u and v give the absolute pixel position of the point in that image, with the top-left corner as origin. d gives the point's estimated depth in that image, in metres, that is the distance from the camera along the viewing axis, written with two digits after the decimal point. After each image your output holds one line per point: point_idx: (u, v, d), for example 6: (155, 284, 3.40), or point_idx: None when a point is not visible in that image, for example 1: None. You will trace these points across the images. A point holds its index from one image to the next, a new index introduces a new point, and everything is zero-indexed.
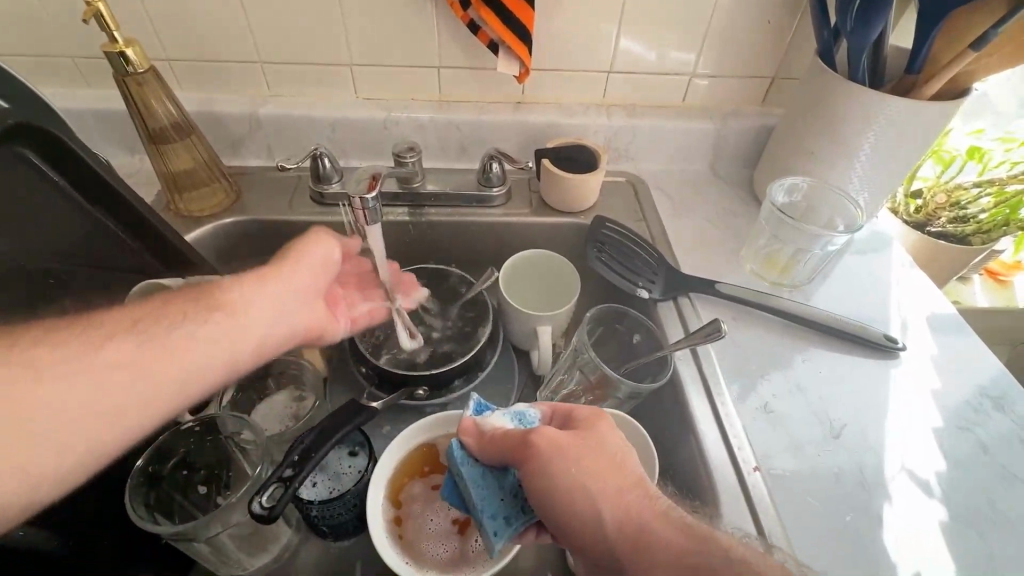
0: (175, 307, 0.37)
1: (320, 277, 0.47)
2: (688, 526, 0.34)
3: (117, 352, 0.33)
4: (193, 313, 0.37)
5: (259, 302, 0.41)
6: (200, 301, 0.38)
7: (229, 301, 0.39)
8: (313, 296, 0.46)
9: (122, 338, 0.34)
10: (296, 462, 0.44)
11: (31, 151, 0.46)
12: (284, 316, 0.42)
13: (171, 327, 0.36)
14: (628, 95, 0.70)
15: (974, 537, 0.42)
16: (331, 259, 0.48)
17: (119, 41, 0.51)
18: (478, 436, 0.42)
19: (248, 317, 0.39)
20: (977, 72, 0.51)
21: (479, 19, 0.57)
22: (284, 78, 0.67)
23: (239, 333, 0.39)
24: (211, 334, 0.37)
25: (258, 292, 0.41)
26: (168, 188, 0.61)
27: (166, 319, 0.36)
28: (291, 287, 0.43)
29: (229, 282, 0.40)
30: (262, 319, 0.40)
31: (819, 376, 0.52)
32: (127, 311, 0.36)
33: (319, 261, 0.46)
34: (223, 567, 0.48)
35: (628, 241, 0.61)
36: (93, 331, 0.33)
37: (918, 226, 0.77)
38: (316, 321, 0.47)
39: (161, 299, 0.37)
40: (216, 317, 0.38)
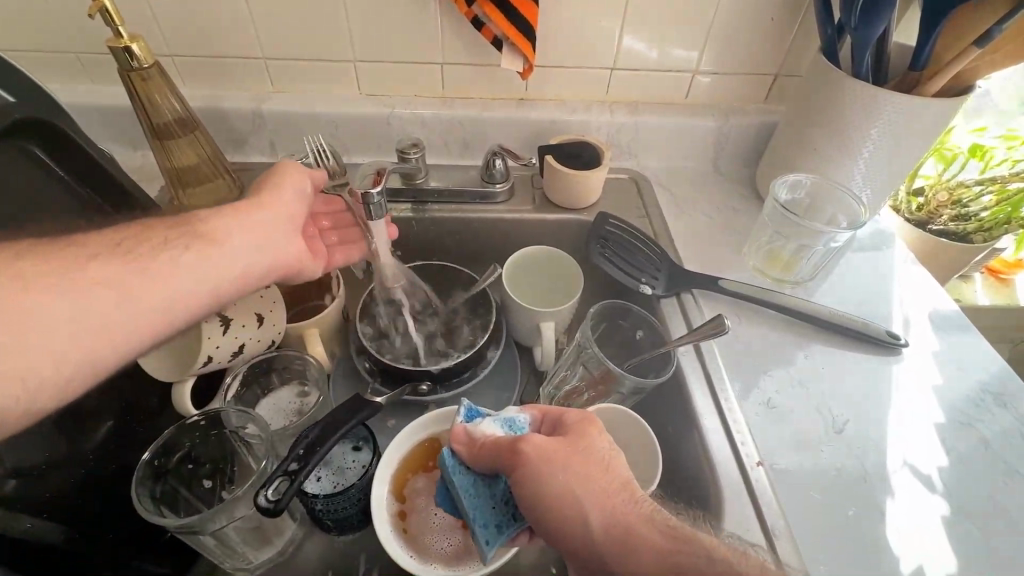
0: (157, 236, 0.40)
1: (295, 211, 0.49)
2: (672, 527, 0.35)
3: (103, 270, 0.36)
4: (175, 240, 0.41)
5: (240, 231, 0.44)
6: (181, 231, 0.41)
7: (208, 233, 0.42)
8: (291, 228, 0.49)
9: (105, 260, 0.37)
10: (301, 455, 0.44)
11: (35, 145, 0.47)
12: (263, 245, 0.46)
13: (155, 251, 0.39)
14: (630, 91, 0.70)
15: (977, 532, 0.43)
16: (305, 193, 0.50)
17: (124, 36, 0.51)
18: (469, 443, 0.41)
19: (225, 246, 0.42)
20: (980, 69, 0.51)
21: (483, 15, 0.57)
22: (288, 74, 0.67)
23: (220, 259, 0.42)
24: (191, 261, 0.40)
25: (237, 219, 0.44)
26: (172, 184, 0.61)
27: (149, 246, 0.39)
28: (267, 219, 0.46)
29: (209, 215, 0.43)
30: (241, 248, 0.43)
31: (821, 372, 0.52)
32: (110, 238, 0.39)
33: (292, 192, 0.49)
34: (228, 561, 0.48)
35: (631, 238, 0.61)
36: (79, 254, 0.36)
37: (920, 224, 0.77)
38: (295, 256, 0.49)
39: (142, 230, 0.41)
40: (196, 244, 0.41)
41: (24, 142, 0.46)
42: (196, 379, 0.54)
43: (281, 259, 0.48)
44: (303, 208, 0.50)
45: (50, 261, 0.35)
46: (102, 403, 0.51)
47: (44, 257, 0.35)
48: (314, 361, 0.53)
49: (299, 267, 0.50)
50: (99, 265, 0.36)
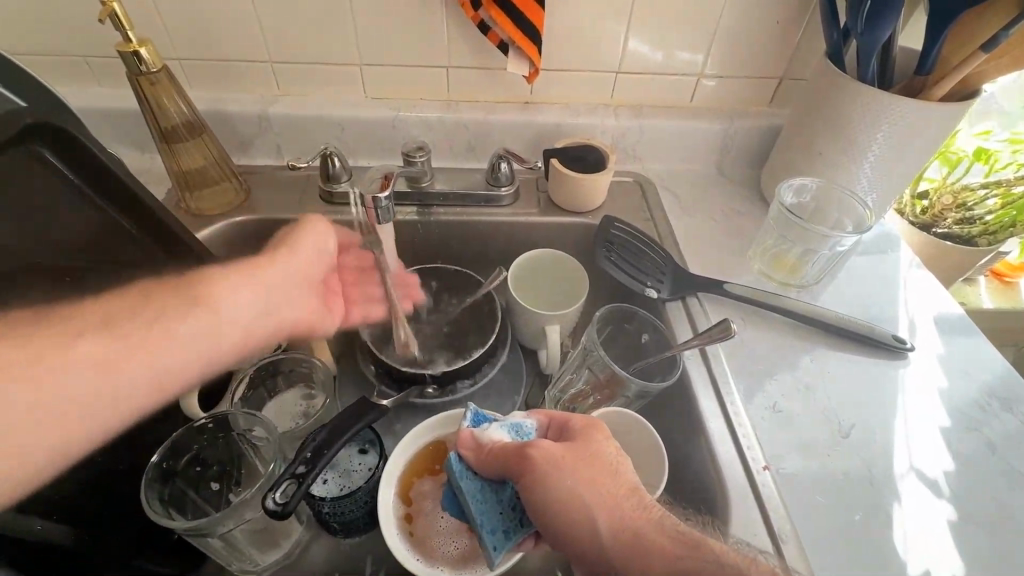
0: (154, 303, 0.38)
1: (308, 266, 0.48)
2: (680, 533, 0.35)
3: (95, 345, 0.34)
4: (173, 306, 0.38)
5: (244, 291, 0.42)
6: (180, 293, 0.39)
7: (208, 297, 0.40)
8: (303, 284, 0.48)
9: (96, 334, 0.34)
10: (309, 458, 0.44)
11: (47, 149, 0.46)
12: (269, 305, 0.44)
13: (150, 322, 0.37)
14: (635, 94, 0.70)
15: (984, 536, 0.43)
16: (322, 247, 0.50)
17: (133, 41, 0.51)
18: (476, 448, 0.41)
19: (226, 311, 0.40)
20: (986, 73, 0.51)
21: (490, 19, 0.57)
22: (295, 77, 0.67)
23: (221, 325, 0.40)
24: (191, 328, 0.38)
25: (246, 279, 0.43)
26: (180, 186, 0.62)
27: (145, 316, 0.37)
28: (276, 281, 0.45)
29: (212, 276, 0.42)
30: (245, 309, 0.42)
31: (826, 376, 0.52)
32: (102, 307, 0.36)
33: (310, 247, 0.49)
34: (235, 563, 0.48)
35: (636, 241, 0.61)
36: (70, 324, 0.34)
37: (924, 227, 0.77)
38: (305, 313, 0.48)
39: (139, 295, 0.38)
40: (193, 314, 0.39)
41: (35, 146, 0.45)
42: (203, 384, 0.54)
43: (289, 317, 0.46)
44: (320, 263, 0.50)
45: (34, 337, 0.32)
46: None
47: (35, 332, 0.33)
48: (321, 364, 0.54)
49: (310, 326, 0.49)
50: (89, 341, 0.34)
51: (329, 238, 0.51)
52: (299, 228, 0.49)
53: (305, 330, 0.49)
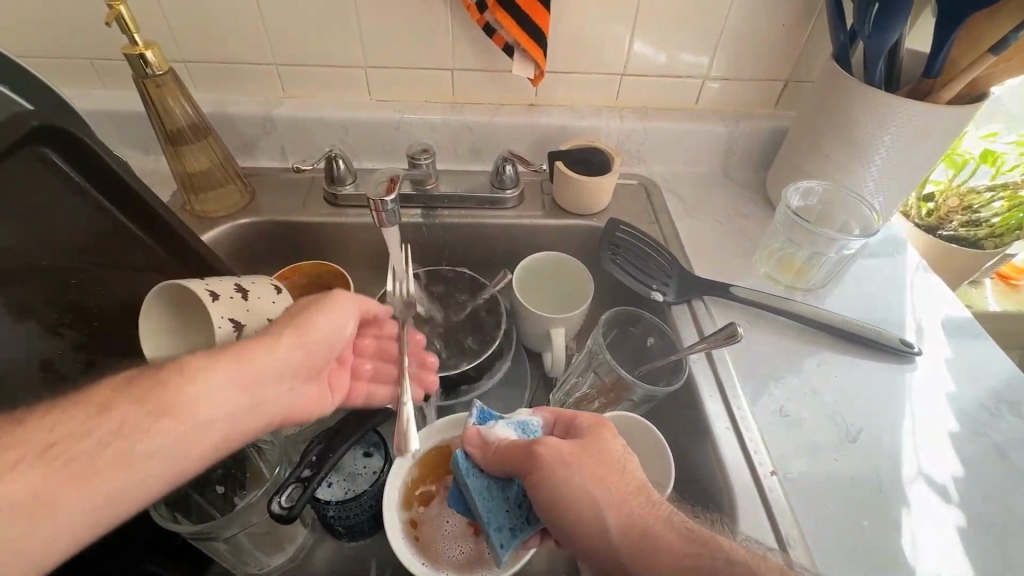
0: (116, 413, 0.31)
1: (318, 351, 0.42)
2: (690, 530, 0.35)
3: (40, 476, 0.27)
4: (139, 418, 0.31)
5: (233, 386, 0.36)
6: (151, 399, 0.32)
7: (184, 401, 0.33)
8: (307, 364, 0.42)
9: (39, 462, 0.28)
10: (314, 462, 0.44)
11: (53, 151, 0.46)
12: (261, 403, 0.38)
13: (105, 445, 0.30)
14: (640, 97, 0.70)
15: (993, 542, 0.42)
16: (343, 328, 0.44)
17: (139, 44, 0.51)
18: (482, 445, 0.42)
19: (205, 417, 0.34)
20: (994, 77, 0.51)
21: (495, 22, 0.57)
22: (299, 80, 0.67)
23: (197, 434, 0.33)
24: (161, 445, 0.31)
25: (243, 373, 0.36)
26: (185, 189, 0.62)
27: (98, 436, 0.30)
28: (273, 373, 0.38)
29: (195, 367, 0.34)
30: (231, 410, 0.35)
31: (833, 380, 0.52)
32: (47, 420, 0.30)
33: (330, 329, 0.43)
34: (239, 566, 0.48)
35: (641, 244, 0.61)
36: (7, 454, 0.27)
37: (930, 230, 0.77)
38: (297, 399, 0.42)
39: (98, 405, 0.31)
40: (162, 425, 0.32)
41: (39, 147, 0.45)
42: None
43: (279, 411, 0.40)
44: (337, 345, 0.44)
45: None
46: None
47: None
48: None
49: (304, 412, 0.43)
50: (26, 476, 0.27)
51: (348, 318, 0.44)
52: (321, 303, 0.43)
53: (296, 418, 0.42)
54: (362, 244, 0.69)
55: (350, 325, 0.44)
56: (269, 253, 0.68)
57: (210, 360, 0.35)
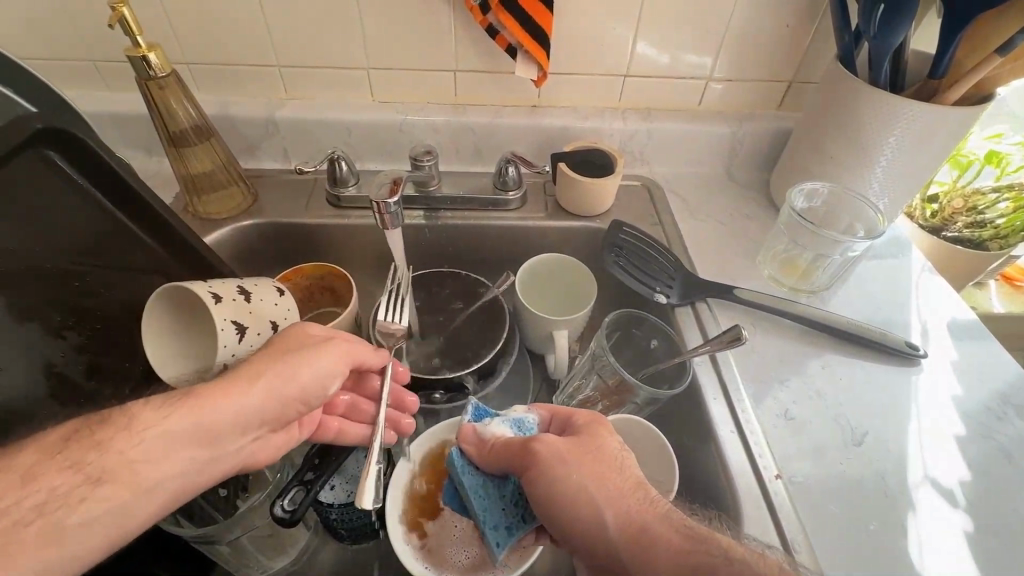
0: (45, 482, 0.29)
1: (295, 404, 0.40)
2: (688, 526, 0.34)
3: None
4: (73, 486, 0.30)
5: (190, 442, 0.34)
6: (89, 464, 0.31)
7: (127, 462, 0.32)
8: (279, 417, 0.40)
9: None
10: (317, 466, 0.44)
11: (55, 152, 0.46)
12: (222, 456, 0.36)
13: (30, 518, 0.28)
14: (643, 98, 0.70)
15: (1000, 545, 0.42)
16: (329, 382, 0.41)
17: (142, 45, 0.51)
18: (478, 443, 0.42)
19: (151, 475, 0.33)
20: (999, 78, 0.51)
21: (497, 23, 0.57)
22: (302, 81, 0.67)
23: (141, 494, 0.32)
24: (96, 513, 0.30)
25: (202, 430, 0.35)
26: (187, 190, 0.62)
27: (22, 510, 0.28)
28: (234, 426, 0.37)
29: (147, 420, 0.33)
30: (184, 469, 0.34)
31: (838, 382, 0.52)
32: None
33: (312, 383, 0.40)
34: (242, 569, 0.48)
35: (644, 246, 0.61)
36: None
37: (934, 231, 0.75)
38: (261, 446, 0.40)
39: (23, 472, 0.30)
40: (100, 488, 0.31)
41: (41, 148, 0.45)
42: None
43: (237, 463, 0.38)
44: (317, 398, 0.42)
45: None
46: None
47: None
48: None
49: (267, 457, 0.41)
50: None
51: (337, 368, 0.42)
52: (309, 349, 0.41)
53: (257, 463, 0.41)
54: (364, 246, 0.69)
55: (337, 380, 0.42)
56: (271, 254, 0.68)
57: (163, 416, 0.34)
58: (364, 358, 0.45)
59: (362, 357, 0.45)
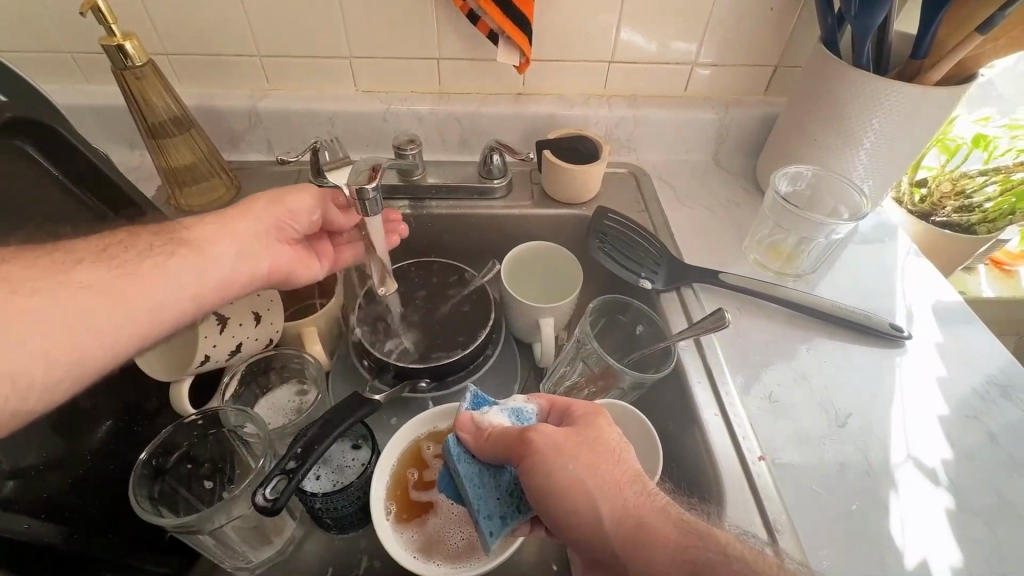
0: (146, 241, 0.41)
1: (284, 223, 0.48)
2: (685, 520, 0.35)
3: (90, 275, 0.36)
4: (162, 244, 0.41)
5: (224, 234, 0.44)
6: (171, 235, 0.42)
7: (191, 240, 0.42)
8: (277, 238, 0.48)
9: (91, 264, 0.37)
10: (300, 454, 0.43)
11: (32, 146, 0.46)
12: (251, 252, 0.45)
13: (141, 256, 0.39)
14: (629, 85, 0.70)
15: (982, 525, 0.42)
16: (313, 214, 0.50)
17: (117, 35, 0.51)
18: (476, 432, 0.41)
19: (209, 252, 0.42)
20: (982, 57, 0.50)
21: (478, 9, 0.56)
22: (284, 72, 0.66)
23: (207, 263, 0.41)
24: (178, 268, 0.40)
25: (228, 228, 0.44)
26: (169, 183, 0.61)
27: (137, 248, 0.40)
28: (250, 229, 0.45)
29: (192, 222, 0.43)
30: (227, 251, 0.43)
31: (823, 366, 0.52)
32: (93, 245, 0.39)
33: (296, 211, 0.49)
34: (226, 559, 0.48)
35: (630, 233, 0.60)
36: (64, 260, 0.36)
37: (923, 216, 0.76)
38: (280, 262, 0.48)
39: (128, 236, 0.41)
40: (182, 251, 0.41)
41: (18, 142, 0.45)
42: (194, 379, 0.54)
43: (266, 267, 0.46)
44: (305, 227, 0.50)
45: (26, 271, 0.34)
46: (103, 403, 0.51)
47: (31, 261, 0.35)
48: (312, 360, 0.53)
49: (290, 270, 0.49)
50: (88, 268, 0.36)
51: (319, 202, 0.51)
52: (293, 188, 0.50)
53: (285, 277, 0.49)
54: None
55: (319, 213, 0.51)
56: None
57: (199, 220, 0.44)
58: (339, 219, 0.53)
59: (334, 217, 0.53)
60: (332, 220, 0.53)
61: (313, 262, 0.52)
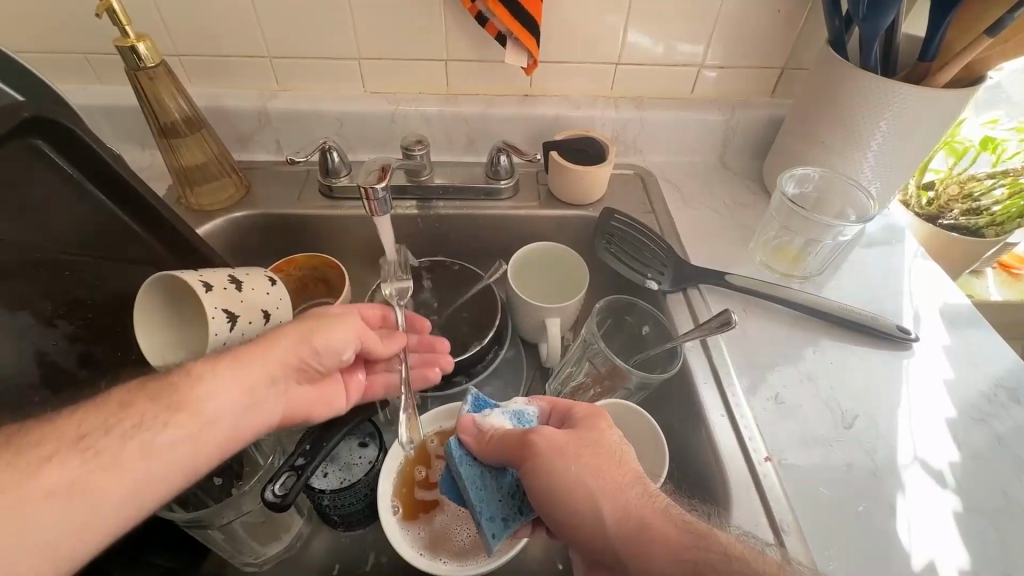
0: (136, 411, 0.33)
1: (308, 362, 0.42)
2: (687, 521, 0.35)
3: (61, 477, 0.28)
4: (155, 415, 0.33)
5: (235, 386, 0.37)
6: (164, 398, 0.34)
7: (191, 396, 0.34)
8: (297, 378, 0.42)
9: (61, 463, 0.29)
10: (307, 451, 0.44)
11: (45, 143, 0.46)
12: (262, 403, 0.39)
13: (124, 438, 0.31)
14: (636, 87, 0.70)
15: (988, 527, 0.42)
16: (343, 353, 0.44)
17: (131, 36, 0.51)
18: (477, 434, 0.41)
19: (210, 412, 0.35)
20: (991, 59, 0.50)
21: (487, 11, 0.56)
22: (293, 72, 0.67)
23: (207, 426, 0.35)
24: (172, 443, 0.32)
25: (241, 376, 0.37)
26: (179, 183, 0.62)
27: (125, 425, 0.32)
28: (267, 375, 0.39)
29: (201, 368, 0.36)
30: (231, 408, 0.36)
31: (829, 367, 0.52)
32: (73, 421, 0.31)
33: (322, 350, 0.42)
34: (235, 555, 0.49)
35: (637, 234, 0.61)
36: (28, 456, 0.28)
37: (930, 219, 0.76)
38: (294, 401, 0.43)
39: (119, 403, 0.33)
40: (175, 420, 0.33)
41: (30, 138, 0.45)
42: None
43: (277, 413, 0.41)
44: (332, 364, 0.44)
45: None
46: None
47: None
48: None
49: (306, 412, 0.44)
50: (60, 467, 0.28)
51: (353, 337, 0.45)
52: (330, 320, 0.44)
53: (299, 418, 0.44)
54: (355, 237, 0.69)
55: (351, 349, 0.45)
56: (266, 247, 0.69)
57: (210, 362, 0.37)
58: (374, 349, 0.48)
59: (371, 347, 0.47)
60: (367, 350, 0.47)
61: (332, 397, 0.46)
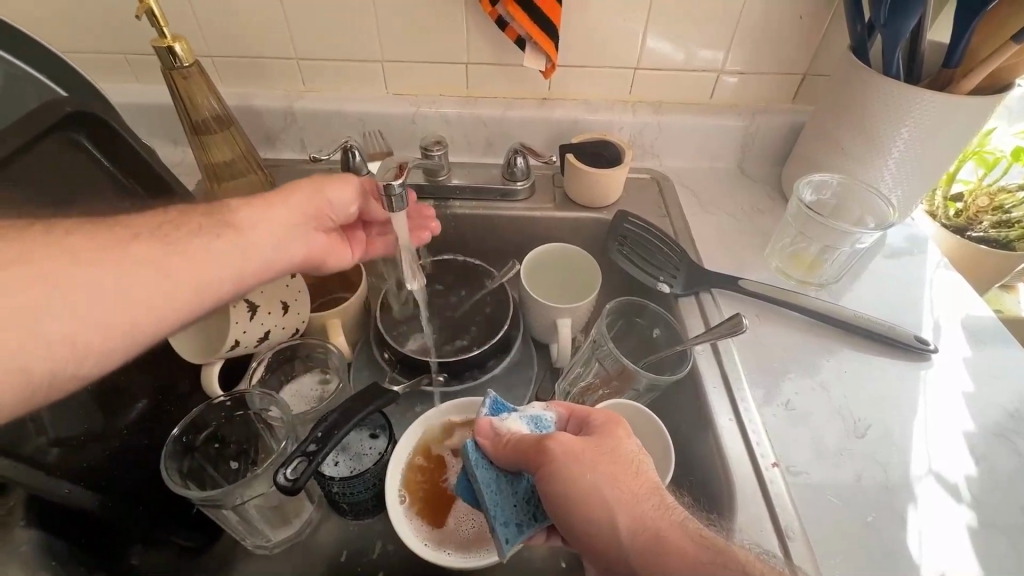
0: (193, 221, 0.41)
1: (321, 214, 0.49)
2: (703, 536, 0.34)
3: (142, 248, 0.37)
4: (211, 226, 0.41)
5: (267, 223, 0.45)
6: (219, 215, 0.43)
7: (237, 221, 0.43)
8: (314, 227, 0.49)
9: (145, 240, 0.37)
10: (320, 437, 0.45)
11: (86, 138, 0.49)
12: (290, 243, 0.46)
13: (192, 235, 0.40)
14: (654, 92, 0.70)
15: (1007, 547, 0.41)
16: (348, 207, 0.52)
17: (168, 37, 0.54)
18: (494, 439, 0.42)
19: (250, 236, 0.43)
20: (1019, 66, 0.49)
21: (507, 15, 0.57)
22: (318, 73, 0.69)
23: (249, 244, 0.43)
24: (223, 249, 0.41)
25: (267, 213, 0.45)
26: (208, 177, 0.64)
27: (188, 225, 0.40)
28: (291, 221, 0.47)
29: (237, 206, 0.44)
30: (268, 240, 0.44)
31: (843, 377, 0.51)
32: (150, 220, 0.39)
33: (335, 202, 0.50)
34: (246, 536, 0.50)
35: (649, 236, 0.61)
36: (118, 231, 0.37)
37: (958, 230, 0.74)
38: (315, 249, 0.50)
39: (178, 213, 0.42)
40: (225, 234, 0.41)
41: (73, 133, 0.48)
42: (226, 363, 0.57)
43: (301, 255, 0.48)
44: (341, 217, 0.52)
45: (88, 236, 0.35)
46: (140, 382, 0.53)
47: (93, 232, 0.36)
48: (336, 349, 0.55)
49: (323, 259, 0.51)
50: (142, 241, 0.37)
51: (356, 192, 0.52)
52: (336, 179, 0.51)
53: (317, 263, 0.51)
54: None
55: (356, 204, 0.52)
56: None
57: (245, 203, 0.45)
58: (373, 210, 0.55)
59: (370, 207, 0.54)
60: (368, 211, 0.55)
61: (344, 250, 0.53)
